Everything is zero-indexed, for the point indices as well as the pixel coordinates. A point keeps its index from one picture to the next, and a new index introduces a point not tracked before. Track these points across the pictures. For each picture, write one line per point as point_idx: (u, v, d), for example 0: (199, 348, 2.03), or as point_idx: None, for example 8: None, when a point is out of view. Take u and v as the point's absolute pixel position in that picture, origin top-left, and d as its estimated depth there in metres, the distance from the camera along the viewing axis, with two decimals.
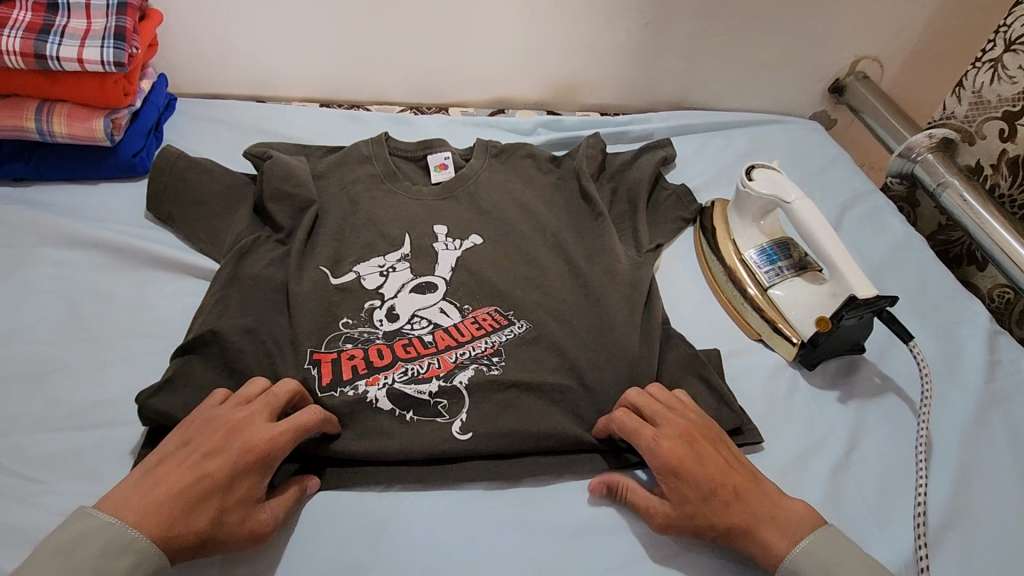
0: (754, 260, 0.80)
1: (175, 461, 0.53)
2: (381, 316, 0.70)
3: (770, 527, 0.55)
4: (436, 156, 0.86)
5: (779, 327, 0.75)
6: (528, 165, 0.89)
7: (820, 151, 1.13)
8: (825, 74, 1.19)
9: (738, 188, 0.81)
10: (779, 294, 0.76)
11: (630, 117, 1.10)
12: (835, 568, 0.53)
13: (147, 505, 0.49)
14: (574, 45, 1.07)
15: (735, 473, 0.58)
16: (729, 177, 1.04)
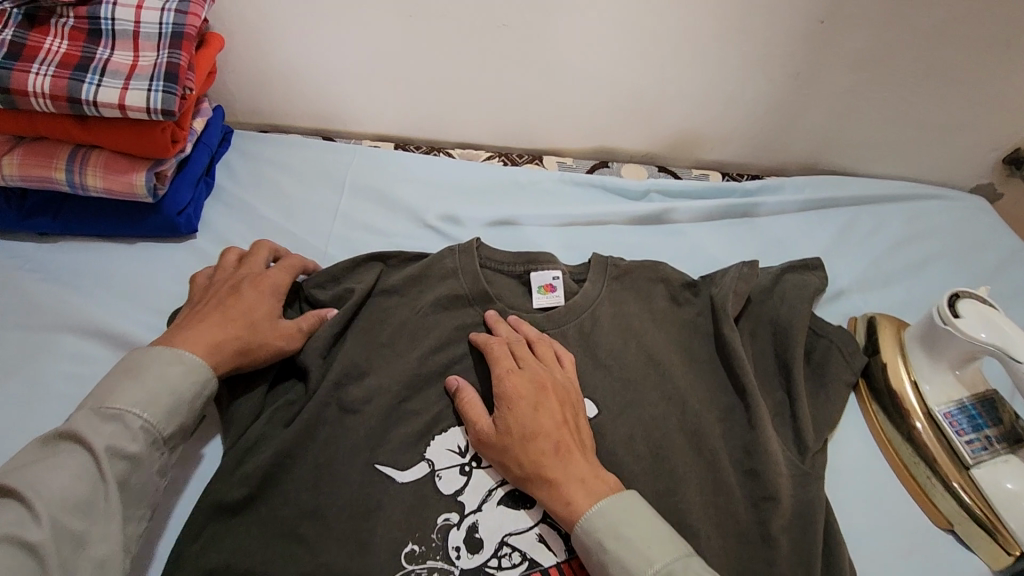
0: (949, 419, 0.62)
1: (204, 312, 0.59)
2: (459, 545, 0.53)
3: (557, 495, 0.52)
4: (542, 274, 0.70)
5: (986, 523, 0.57)
6: (660, 292, 0.73)
7: (992, 241, 0.92)
8: (1005, 142, 0.97)
9: (934, 322, 0.63)
10: (988, 478, 0.59)
11: (759, 182, 0.91)
12: (621, 550, 0.49)
13: (199, 334, 0.56)
14: (698, 95, 0.89)
15: (562, 428, 0.55)
16: (886, 273, 0.84)
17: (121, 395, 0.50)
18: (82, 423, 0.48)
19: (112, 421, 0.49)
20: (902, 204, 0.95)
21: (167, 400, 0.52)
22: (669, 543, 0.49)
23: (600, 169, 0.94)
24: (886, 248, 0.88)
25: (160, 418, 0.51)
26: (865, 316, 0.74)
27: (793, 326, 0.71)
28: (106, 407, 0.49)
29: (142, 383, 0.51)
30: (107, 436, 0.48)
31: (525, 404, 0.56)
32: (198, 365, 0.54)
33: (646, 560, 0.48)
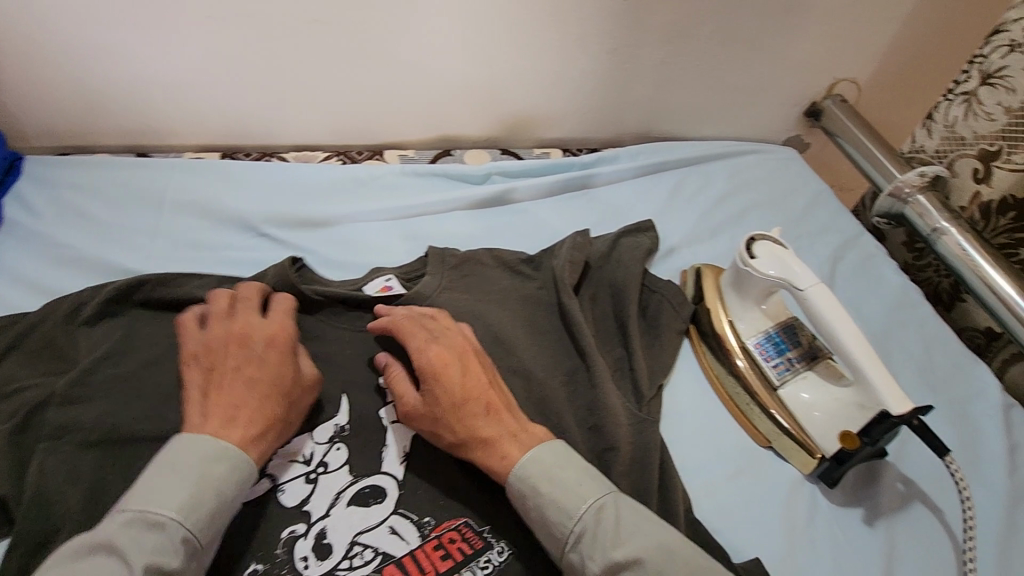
0: (758, 350, 0.69)
1: (219, 385, 0.54)
2: (306, 554, 0.52)
3: (532, 444, 0.55)
4: (374, 281, 0.71)
5: (794, 434, 0.65)
6: (495, 273, 0.77)
7: (800, 186, 1.03)
8: (802, 97, 1.08)
9: (737, 264, 0.70)
10: (794, 395, 0.66)
11: (595, 155, 0.96)
12: (551, 498, 0.51)
13: (240, 419, 0.52)
14: (528, 75, 0.91)
15: (487, 391, 0.57)
16: (711, 226, 0.92)
17: (164, 496, 0.45)
18: (121, 532, 0.43)
19: (154, 531, 0.44)
20: (724, 161, 1.04)
21: (206, 506, 0.46)
22: (590, 484, 0.52)
23: (443, 158, 0.94)
24: (710, 203, 0.96)
25: (201, 523, 0.46)
26: (693, 267, 0.81)
27: (627, 287, 0.75)
28: (149, 515, 0.44)
29: (183, 479, 0.47)
30: (150, 551, 0.43)
31: (454, 371, 0.57)
32: (242, 459, 0.50)
33: (579, 499, 0.51)
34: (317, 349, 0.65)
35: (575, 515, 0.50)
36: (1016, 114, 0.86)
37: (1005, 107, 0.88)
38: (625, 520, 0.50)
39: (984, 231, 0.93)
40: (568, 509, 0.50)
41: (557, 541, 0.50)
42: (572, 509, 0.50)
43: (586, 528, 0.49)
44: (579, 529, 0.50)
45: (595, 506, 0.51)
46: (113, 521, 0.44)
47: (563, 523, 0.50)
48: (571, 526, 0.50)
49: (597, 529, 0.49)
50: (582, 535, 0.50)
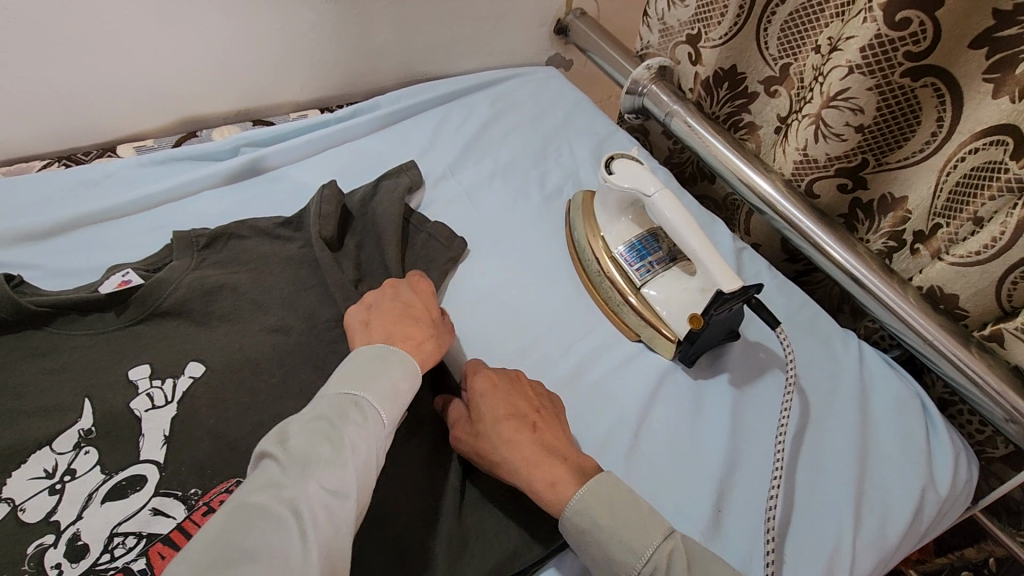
0: (624, 257, 0.76)
1: (379, 318, 0.63)
2: (58, 561, 0.52)
3: (549, 474, 0.55)
4: (110, 279, 0.67)
5: (653, 322, 0.72)
6: (253, 242, 0.75)
7: (559, 99, 1.10)
8: (546, 16, 1.14)
9: (599, 183, 0.77)
10: (651, 293, 0.73)
11: (352, 107, 0.96)
12: (615, 532, 0.52)
13: (398, 333, 0.60)
14: (252, 42, 0.88)
15: (532, 415, 0.60)
16: (477, 153, 0.96)
17: (356, 382, 0.52)
18: (328, 404, 0.50)
19: (353, 407, 0.50)
20: (486, 90, 1.08)
21: (396, 400, 0.53)
22: (649, 527, 0.52)
23: (189, 141, 0.90)
24: (474, 130, 1.00)
25: (391, 411, 0.52)
26: (577, 195, 0.88)
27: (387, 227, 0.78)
28: (352, 395, 0.51)
29: (376, 377, 0.53)
30: (350, 422, 0.49)
31: (499, 409, 0.60)
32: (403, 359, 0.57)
33: (646, 540, 0.51)
34: (54, 363, 0.62)
35: (646, 556, 0.50)
36: None
37: None
38: (694, 561, 0.51)
39: (712, 105, 1.02)
40: (636, 549, 0.50)
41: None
42: (641, 548, 0.51)
43: (652, 567, 0.50)
44: (648, 567, 0.50)
45: (665, 545, 0.51)
46: (326, 397, 0.51)
47: (633, 563, 0.50)
48: (640, 566, 0.50)
49: (670, 570, 0.50)
50: (656, 571, 0.50)
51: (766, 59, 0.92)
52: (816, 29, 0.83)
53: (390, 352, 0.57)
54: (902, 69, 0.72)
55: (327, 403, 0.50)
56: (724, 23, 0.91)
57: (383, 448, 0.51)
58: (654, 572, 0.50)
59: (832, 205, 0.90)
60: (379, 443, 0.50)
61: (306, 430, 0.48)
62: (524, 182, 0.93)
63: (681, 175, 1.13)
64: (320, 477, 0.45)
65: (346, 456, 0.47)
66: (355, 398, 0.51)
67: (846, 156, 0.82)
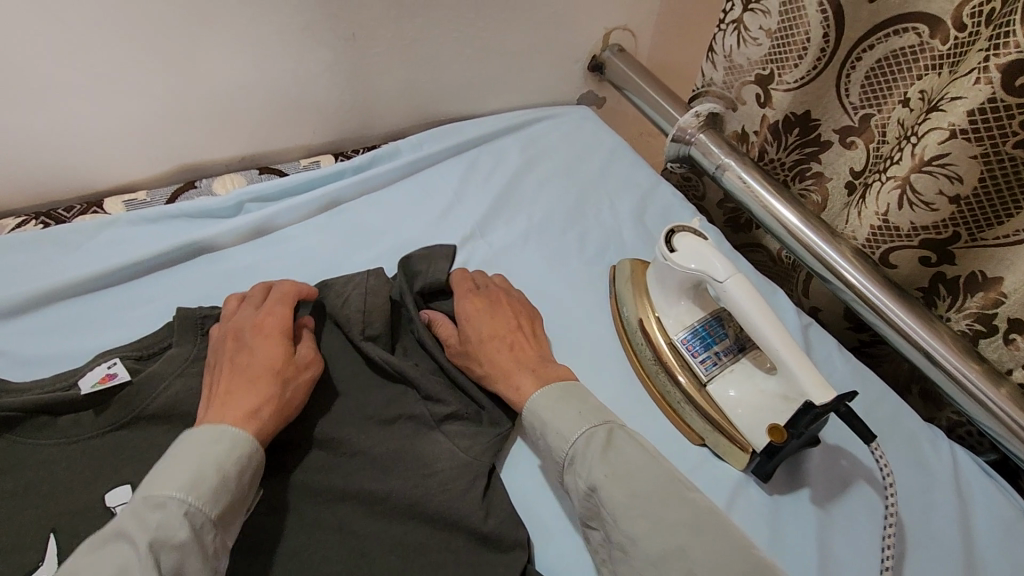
0: (685, 345, 0.66)
1: (237, 370, 0.56)
2: None
3: (510, 374, 0.63)
4: (92, 371, 0.56)
5: (724, 428, 0.62)
6: None
7: (596, 145, 1.00)
8: (581, 53, 1.05)
9: (658, 259, 0.67)
10: (722, 393, 0.63)
11: (369, 155, 0.86)
12: (552, 423, 0.58)
13: (231, 404, 0.53)
14: (260, 83, 0.79)
15: (511, 333, 0.67)
16: (509, 208, 0.86)
17: (164, 480, 0.46)
18: (127, 518, 0.44)
19: (158, 509, 0.45)
20: (518, 133, 0.99)
21: (210, 480, 0.47)
22: (583, 420, 0.57)
23: (187, 194, 0.80)
24: (505, 181, 0.90)
25: (206, 499, 0.47)
26: (622, 261, 0.78)
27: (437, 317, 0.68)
28: (157, 495, 0.45)
29: (186, 464, 0.48)
30: (153, 528, 0.44)
31: (482, 321, 0.67)
32: (240, 438, 0.51)
33: (574, 427, 0.57)
34: (16, 483, 0.51)
35: (571, 438, 0.56)
36: (777, 36, 0.83)
37: (766, 30, 0.84)
38: (615, 446, 0.55)
39: (779, 151, 0.92)
40: (567, 435, 0.56)
41: (557, 458, 0.57)
42: (564, 435, 0.57)
43: (575, 451, 0.56)
44: (572, 450, 0.56)
45: (589, 433, 0.56)
46: (129, 507, 0.45)
47: (561, 443, 0.56)
48: (566, 447, 0.56)
49: (586, 449, 0.55)
50: (575, 458, 0.56)
51: (845, 106, 0.82)
52: (906, 80, 0.74)
53: (219, 434, 0.50)
54: (1016, 139, 0.63)
55: (131, 514, 0.44)
56: (800, 66, 0.82)
57: (209, 548, 0.46)
58: (590, 483, 0.53)
59: (912, 276, 0.81)
60: (200, 541, 0.45)
61: (106, 559, 0.42)
62: (561, 244, 0.83)
63: (731, 224, 1.03)
64: None
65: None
66: (184, 479, 0.47)
67: (935, 227, 0.73)
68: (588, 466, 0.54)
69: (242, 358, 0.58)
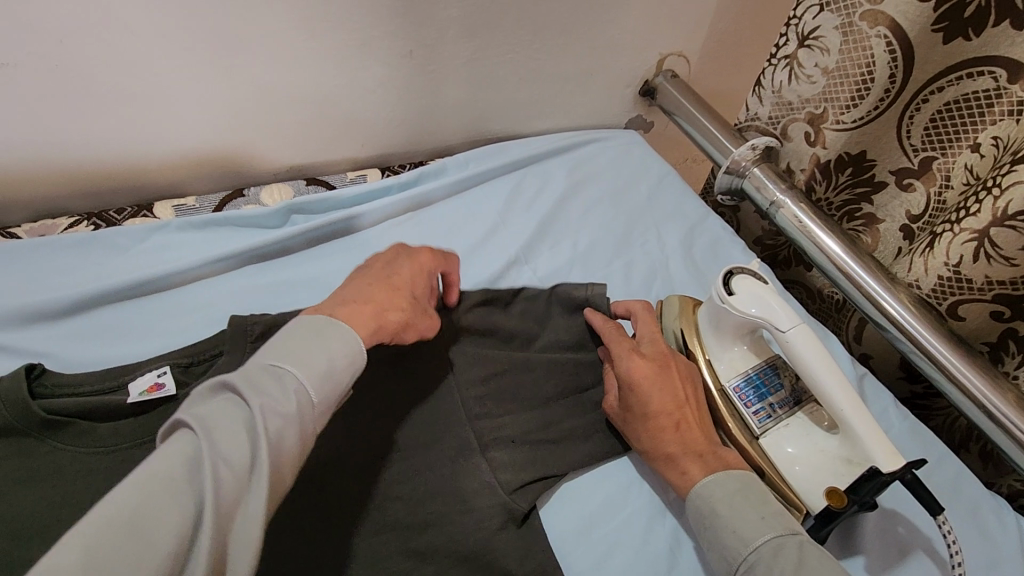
0: (737, 393, 0.63)
1: (379, 286, 0.57)
2: None
3: (688, 455, 0.58)
4: (142, 378, 0.56)
5: (777, 486, 0.59)
6: None
7: (643, 171, 0.98)
8: (633, 78, 1.03)
9: (713, 301, 0.64)
10: (777, 447, 0.60)
11: (416, 171, 0.85)
12: (731, 521, 0.52)
13: (361, 303, 0.54)
14: (314, 94, 0.79)
15: (682, 409, 0.60)
16: (554, 233, 0.84)
17: (284, 354, 0.44)
18: (246, 374, 0.42)
19: (273, 378, 0.43)
20: (565, 156, 0.97)
21: (323, 372, 0.45)
22: (767, 523, 0.52)
23: (235, 201, 0.80)
24: (550, 204, 0.88)
25: (318, 385, 0.44)
26: (669, 298, 0.75)
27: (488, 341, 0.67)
28: (275, 364, 0.43)
29: (311, 347, 0.46)
30: (264, 392, 0.41)
31: (649, 378, 0.60)
32: (357, 346, 0.48)
33: (757, 531, 0.51)
34: (57, 493, 0.50)
35: (753, 545, 0.51)
36: (834, 72, 0.80)
37: (823, 68, 0.81)
38: (808, 558, 0.48)
39: (828, 190, 0.89)
40: (745, 537, 0.51)
41: (730, 566, 0.52)
42: (749, 538, 0.51)
43: (757, 556, 0.50)
44: (753, 558, 0.50)
45: (776, 541, 0.50)
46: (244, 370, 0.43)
47: (738, 549, 0.51)
48: (744, 554, 0.51)
49: (772, 561, 0.49)
50: (756, 565, 0.49)
51: (905, 148, 0.78)
52: (977, 127, 0.70)
53: (348, 339, 0.48)
54: None
55: (242, 373, 0.42)
56: (859, 106, 0.79)
57: (303, 441, 0.42)
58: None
59: (980, 329, 0.76)
60: (300, 419, 0.42)
61: (212, 407, 0.39)
62: (607, 273, 0.80)
63: (769, 259, 0.99)
64: (220, 485, 0.36)
65: (248, 452, 0.38)
66: (302, 360, 0.45)
67: (1010, 281, 0.69)
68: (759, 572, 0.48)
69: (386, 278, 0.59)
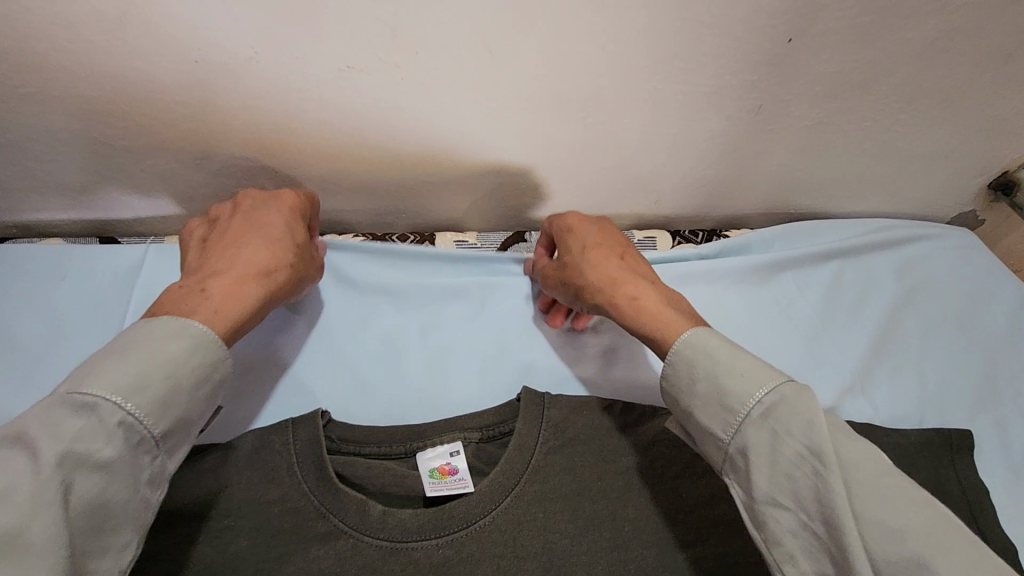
0: None
1: (600, 262, 0.55)
2: None
3: (643, 306, 0.52)
4: (435, 452, 0.49)
5: None
6: (609, 443, 0.50)
7: (996, 290, 0.75)
8: (994, 166, 0.80)
9: None
10: None
11: (723, 243, 0.71)
12: (727, 376, 0.43)
13: (643, 297, 0.52)
14: (636, 142, 0.65)
15: (620, 248, 0.57)
16: (892, 355, 0.67)
17: (109, 374, 0.39)
18: (40, 417, 0.36)
19: (82, 415, 0.37)
20: (892, 246, 0.76)
21: (154, 391, 0.40)
22: (771, 370, 0.43)
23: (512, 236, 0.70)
24: (881, 314, 0.69)
25: (148, 409, 0.39)
26: None
27: None
28: (80, 396, 0.37)
29: (133, 362, 0.40)
30: (69, 438, 0.36)
31: (590, 229, 0.59)
32: (688, 334, 0.47)
33: (765, 377, 0.42)
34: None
35: (761, 392, 0.41)
36: None
37: None
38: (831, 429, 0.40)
39: None
40: (753, 380, 0.42)
41: (731, 411, 0.42)
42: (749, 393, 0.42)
43: (768, 408, 0.41)
44: (763, 407, 0.41)
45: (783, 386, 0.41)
46: (42, 405, 0.37)
47: (744, 394, 0.42)
48: (755, 395, 0.41)
49: (786, 411, 0.40)
50: (773, 407, 0.41)
51: None
52: None
53: (187, 330, 0.43)
54: None
55: (46, 412, 0.37)
56: None
57: (136, 482, 0.38)
58: (817, 436, 0.38)
59: None
60: (131, 462, 0.38)
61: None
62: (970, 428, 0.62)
63: None
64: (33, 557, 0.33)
65: (62, 527, 0.34)
66: (125, 381, 0.39)
67: None
68: (831, 434, 0.40)
69: (617, 253, 0.56)
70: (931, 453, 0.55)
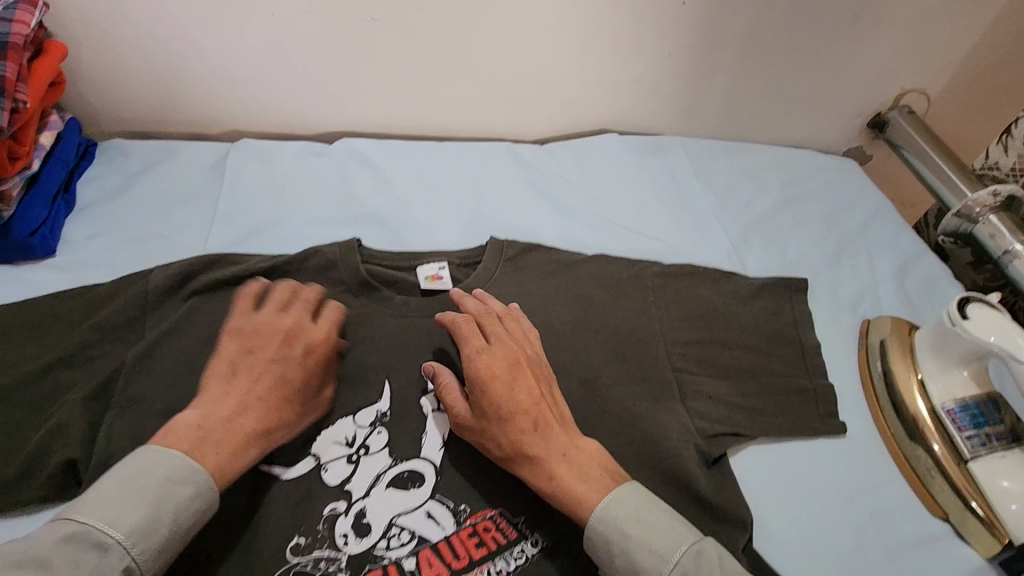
0: (952, 416, 0.66)
1: (503, 392, 0.57)
2: (345, 532, 0.54)
3: (559, 445, 0.56)
4: (428, 266, 0.73)
5: (983, 516, 0.61)
6: (547, 266, 0.75)
7: (861, 198, 0.98)
8: (867, 108, 1.03)
9: (943, 324, 0.67)
10: (986, 472, 0.63)
11: (646, 158, 0.95)
12: (642, 540, 0.51)
13: (538, 445, 0.56)
14: (582, 80, 0.90)
15: (537, 407, 0.57)
16: (765, 236, 0.89)
17: (109, 512, 0.46)
18: (51, 547, 0.43)
19: (68, 517, 0.45)
20: (780, 168, 1.00)
21: (157, 537, 0.47)
22: (677, 537, 0.51)
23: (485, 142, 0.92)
24: (766, 210, 0.93)
25: (149, 555, 0.46)
26: (880, 319, 0.77)
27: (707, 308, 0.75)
28: (88, 533, 0.44)
29: (134, 502, 0.47)
30: (82, 569, 0.43)
31: (503, 388, 0.58)
32: (611, 499, 0.53)
33: (673, 544, 0.51)
34: (366, 338, 0.66)
35: (672, 561, 0.50)
36: None
37: None
38: (724, 563, 0.50)
39: None
40: (662, 554, 0.50)
41: None
42: (663, 555, 0.50)
43: (682, 569, 0.50)
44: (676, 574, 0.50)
45: (693, 549, 0.51)
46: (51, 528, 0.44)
47: (658, 570, 0.50)
48: (665, 573, 0.50)
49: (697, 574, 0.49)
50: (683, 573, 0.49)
51: None
52: None
53: (191, 475, 0.49)
54: None
55: (58, 543, 0.43)
56: None
57: None
58: None
59: None
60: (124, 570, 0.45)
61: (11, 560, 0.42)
62: (815, 282, 0.84)
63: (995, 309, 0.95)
64: None
65: None
66: (137, 521, 0.46)
67: None
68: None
69: (522, 394, 0.58)
70: (778, 289, 0.79)
